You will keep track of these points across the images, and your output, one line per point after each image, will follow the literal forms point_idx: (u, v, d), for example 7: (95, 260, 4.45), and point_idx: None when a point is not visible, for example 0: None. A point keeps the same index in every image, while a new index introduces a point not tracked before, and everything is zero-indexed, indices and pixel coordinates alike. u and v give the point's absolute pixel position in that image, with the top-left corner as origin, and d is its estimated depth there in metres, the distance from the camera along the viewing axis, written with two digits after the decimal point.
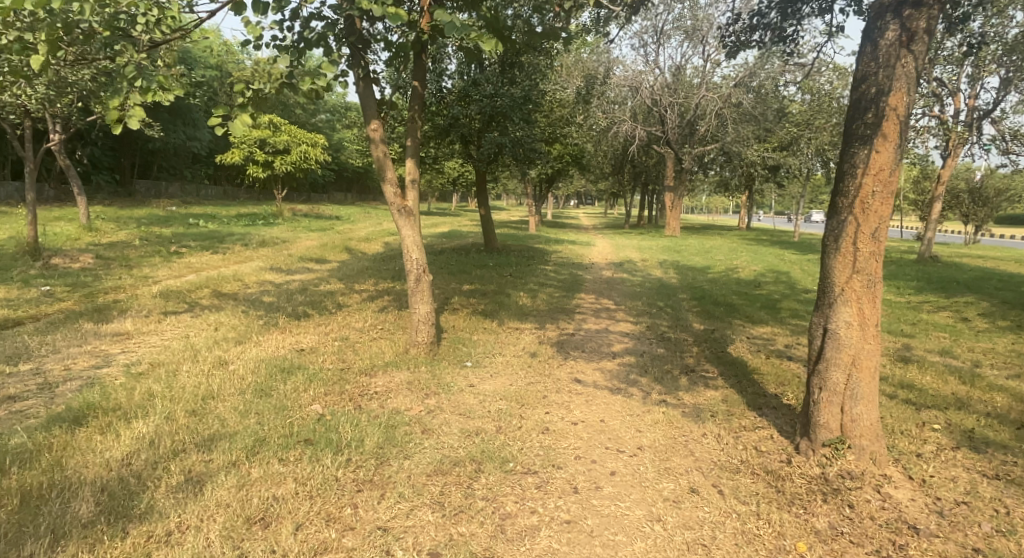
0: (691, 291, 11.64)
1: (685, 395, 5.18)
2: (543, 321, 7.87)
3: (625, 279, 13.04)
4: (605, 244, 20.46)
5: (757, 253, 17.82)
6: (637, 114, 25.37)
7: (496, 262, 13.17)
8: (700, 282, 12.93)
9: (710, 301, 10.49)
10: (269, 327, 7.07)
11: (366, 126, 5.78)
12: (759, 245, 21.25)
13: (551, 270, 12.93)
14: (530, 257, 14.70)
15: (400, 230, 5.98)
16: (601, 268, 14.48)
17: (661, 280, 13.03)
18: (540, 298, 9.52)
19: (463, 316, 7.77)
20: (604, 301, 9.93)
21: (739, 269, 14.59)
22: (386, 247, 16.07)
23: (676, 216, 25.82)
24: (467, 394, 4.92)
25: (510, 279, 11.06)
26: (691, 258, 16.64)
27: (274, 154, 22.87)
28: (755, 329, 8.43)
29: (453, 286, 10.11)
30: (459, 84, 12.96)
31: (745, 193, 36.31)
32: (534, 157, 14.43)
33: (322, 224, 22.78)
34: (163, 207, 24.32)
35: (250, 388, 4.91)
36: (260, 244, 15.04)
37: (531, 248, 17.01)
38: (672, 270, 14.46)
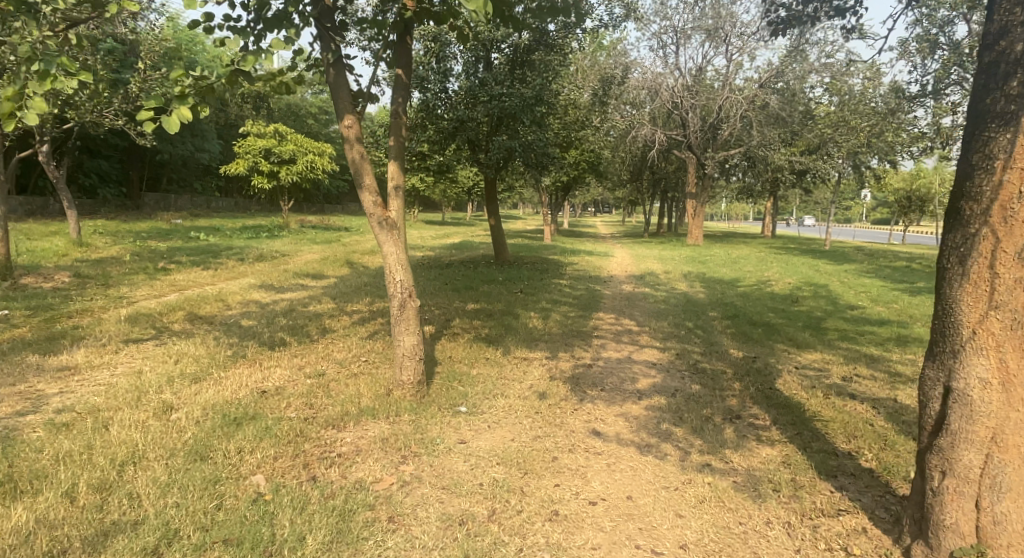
0: (721, 308, 10.51)
1: (734, 455, 4.07)
2: (555, 348, 6.82)
3: (646, 294, 11.95)
4: (623, 254, 19.37)
5: (789, 264, 16.55)
6: (656, 118, 24.27)
7: (507, 276, 12.14)
8: (730, 297, 11.77)
9: (745, 320, 9.35)
10: (236, 360, 6.07)
11: (339, 123, 4.82)
12: (789, 255, 19.93)
13: (565, 285, 11.89)
14: (543, 270, 13.66)
15: (382, 247, 4.98)
16: (620, 281, 13.40)
17: (687, 295, 11.91)
18: (552, 318, 8.48)
19: (463, 344, 6.73)
20: (625, 321, 8.86)
21: (771, 281, 13.41)
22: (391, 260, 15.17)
23: (699, 224, 24.57)
24: (455, 457, 3.87)
25: (521, 296, 10.05)
26: (718, 270, 15.48)
27: (280, 164, 22.28)
28: (802, 356, 7.27)
29: (456, 305, 9.09)
30: (465, 84, 12.03)
31: (770, 199, 34.87)
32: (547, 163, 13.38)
33: (329, 235, 22.06)
34: (169, 220, 23.83)
35: (183, 450, 3.89)
36: (257, 258, 14.23)
37: (545, 260, 15.96)
38: (699, 283, 13.30)
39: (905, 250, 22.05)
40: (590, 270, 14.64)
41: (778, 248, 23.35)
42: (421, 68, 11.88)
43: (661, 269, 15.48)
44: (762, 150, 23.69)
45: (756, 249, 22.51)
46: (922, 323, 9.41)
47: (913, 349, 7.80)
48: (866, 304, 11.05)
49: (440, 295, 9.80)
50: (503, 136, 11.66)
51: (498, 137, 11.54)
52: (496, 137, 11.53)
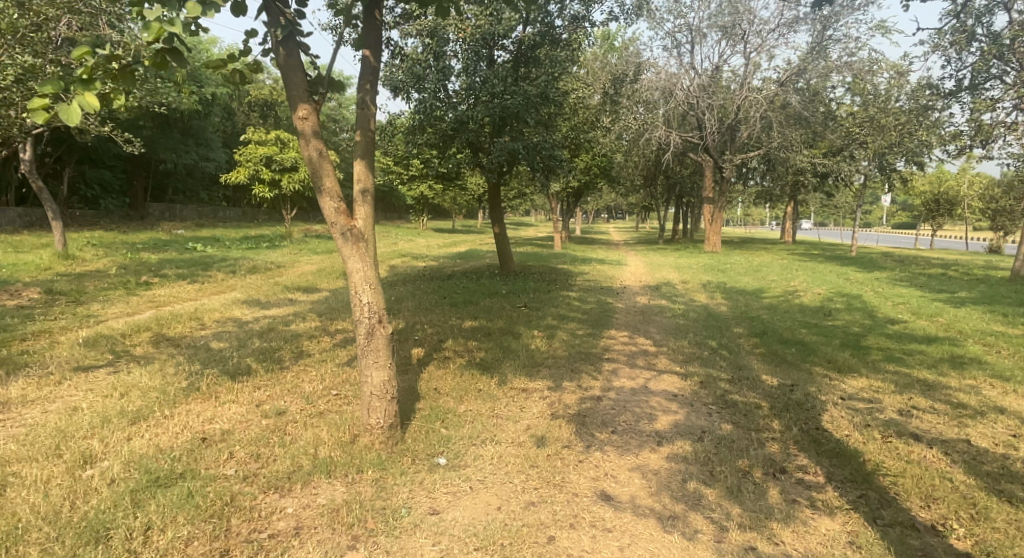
0: (746, 323, 9.54)
1: (783, 533, 3.15)
2: (560, 376, 5.93)
3: (663, 307, 11.01)
4: (637, 262, 18.42)
5: (816, 272, 15.48)
6: (670, 121, 23.35)
7: (511, 289, 11.29)
8: (755, 310, 10.79)
9: (774, 337, 8.38)
10: (188, 393, 5.24)
11: (292, 113, 4.01)
12: (814, 262, 18.84)
13: (574, 298, 10.99)
14: (550, 282, 12.77)
15: (345, 263, 4.14)
16: (633, 292, 12.47)
17: (707, 308, 10.95)
18: (558, 337, 7.59)
19: (453, 371, 5.85)
20: (641, 340, 7.95)
21: (797, 292, 12.40)
22: (391, 271, 14.40)
23: (716, 230, 23.51)
24: (420, 540, 3.00)
25: (525, 311, 9.18)
26: (739, 279, 14.48)
27: (282, 172, 21.76)
28: (846, 383, 6.29)
29: (452, 323, 8.22)
30: (465, 83, 11.23)
31: (790, 204, 33.68)
32: (555, 166, 12.50)
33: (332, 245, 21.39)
34: (171, 231, 23.38)
35: (76, 527, 3.05)
36: (250, 270, 13.54)
37: (554, 270, 15.08)
38: (720, 295, 12.31)
39: (937, 256, 20.81)
40: (602, 281, 13.73)
41: (800, 255, 22.23)
42: (419, 67, 11.10)
43: (678, 279, 14.50)
44: (782, 152, 22.65)
45: (777, 256, 21.43)
46: (976, 339, 8.35)
47: (973, 372, 6.78)
48: (907, 317, 10.00)
49: (436, 311, 8.95)
50: (506, 138, 10.84)
51: (500, 140, 10.72)
52: (498, 140, 10.71)
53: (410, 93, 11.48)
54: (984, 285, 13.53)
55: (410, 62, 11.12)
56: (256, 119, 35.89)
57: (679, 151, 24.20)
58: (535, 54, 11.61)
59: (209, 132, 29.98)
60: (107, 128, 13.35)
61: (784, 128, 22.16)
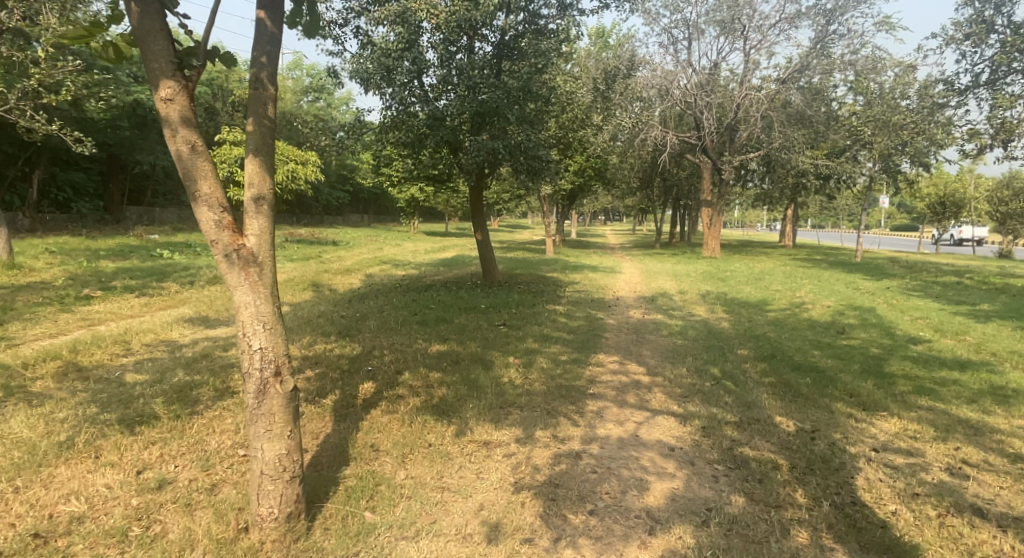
0: (751, 343, 8.53)
1: None
2: (532, 420, 4.88)
3: (658, 321, 9.97)
4: (632, 270, 17.42)
5: (822, 281, 14.48)
6: (667, 120, 22.36)
7: (491, 303, 10.26)
8: (760, 325, 9.79)
9: (784, 362, 7.36)
10: (60, 452, 4.14)
11: (154, 93, 2.97)
12: (818, 269, 17.86)
13: (561, 313, 9.96)
14: (535, 293, 11.75)
15: (232, 296, 3.10)
16: (627, 304, 11.47)
17: (708, 324, 9.93)
18: (536, 365, 6.54)
19: (401, 416, 4.80)
20: (633, 367, 6.91)
21: (804, 304, 11.40)
22: (365, 281, 13.37)
23: (715, 234, 22.52)
24: None
25: (502, 331, 8.16)
26: (740, 288, 13.50)
27: (258, 174, 20.79)
28: (876, 426, 5.27)
29: (414, 346, 7.18)
30: (441, 77, 10.19)
31: (791, 206, 32.74)
32: (541, 167, 11.48)
33: (311, 251, 20.34)
34: (143, 236, 22.31)
35: None
36: (210, 281, 12.49)
37: (542, 279, 14.06)
38: (720, 308, 11.29)
39: (946, 262, 19.88)
40: (592, 291, 12.71)
41: (802, 260, 21.28)
42: (389, 58, 9.98)
43: (675, 288, 13.51)
44: (784, 153, 21.68)
45: (778, 261, 20.49)
46: (1014, 364, 7.35)
47: (1023, 408, 5.77)
48: (929, 335, 9.00)
49: (401, 330, 7.92)
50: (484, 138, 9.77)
51: (477, 141, 9.64)
52: (475, 141, 9.63)
53: (380, 87, 10.39)
54: (1005, 296, 12.53)
55: (379, 53, 10.01)
56: (241, 119, 34.82)
57: (676, 151, 23.24)
58: (518, 45, 10.60)
59: None
60: (54, 126, 12.27)
61: (785, 127, 21.20)
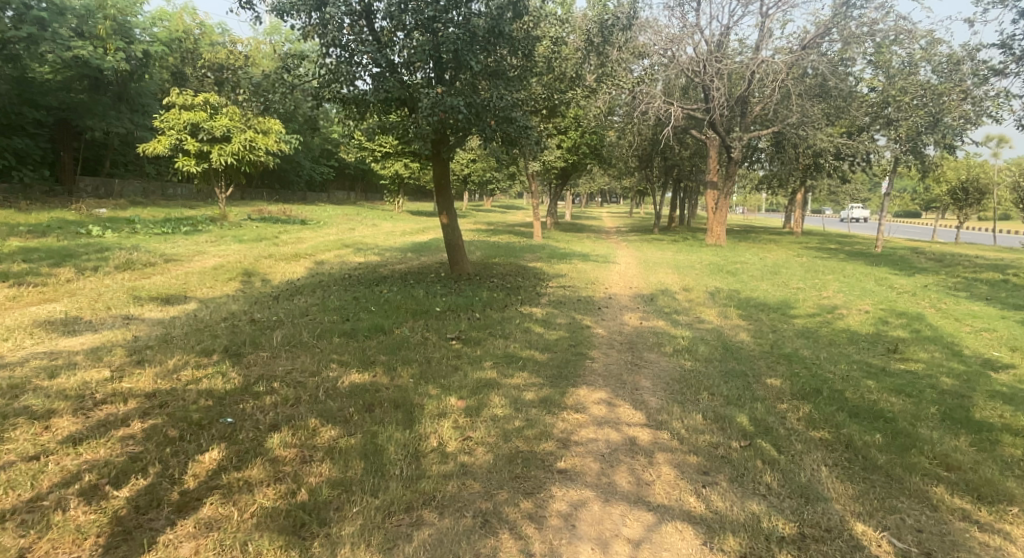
0: (783, 369, 6.48)
1: None
2: (451, 546, 2.85)
3: (660, 331, 7.92)
4: (628, 259, 15.42)
5: (848, 277, 12.51)
6: (671, 91, 20.05)
7: (451, 303, 8.19)
8: (789, 339, 7.75)
9: (835, 403, 5.33)
10: None
11: None
12: (836, 261, 15.93)
13: (538, 319, 7.91)
14: (509, 290, 9.68)
15: None
16: (620, 306, 9.40)
17: (723, 335, 7.89)
18: (487, 414, 4.49)
19: (221, 543, 2.75)
20: (626, 412, 4.87)
21: (837, 310, 9.37)
22: (312, 270, 11.30)
23: (719, 219, 20.43)
24: None
25: (452, 350, 6.08)
26: (755, 286, 11.45)
27: (210, 143, 18.68)
28: (1016, 542, 3.26)
29: (320, 374, 5.10)
30: (388, 13, 7.87)
31: (799, 191, 30.69)
32: (518, 136, 9.21)
33: (269, 231, 18.18)
34: (87, 211, 20.10)
35: None
36: (121, 267, 10.42)
37: (523, 272, 12.00)
38: (734, 312, 9.30)
39: (975, 254, 17.93)
40: (580, 288, 10.65)
41: (815, 250, 19.28)
42: None
43: (678, 285, 11.46)
44: (800, 130, 19.47)
45: (790, 251, 18.47)
46: None
47: None
48: (1006, 357, 7.01)
49: (314, 347, 5.83)
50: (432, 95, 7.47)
51: (422, 98, 7.32)
52: (418, 98, 7.31)
53: (313, 26, 8.14)
54: None
55: None
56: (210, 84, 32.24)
57: (680, 127, 21.01)
58: None
59: (147, 97, 26.52)
60: None
61: (803, 100, 18.96)
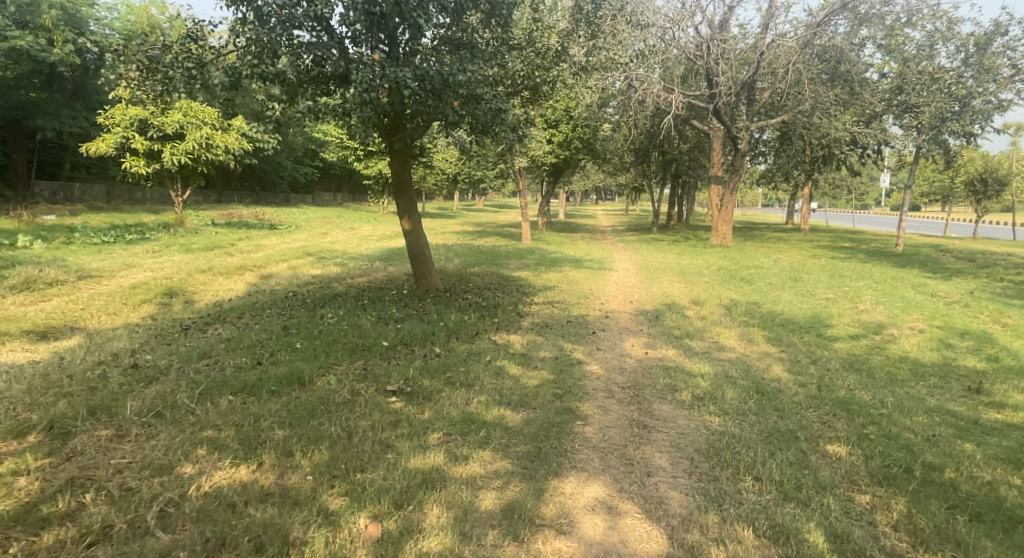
0: (843, 426, 4.77)
1: None
2: None
3: (671, 366, 6.19)
4: (627, 264, 13.76)
5: (881, 283, 10.84)
6: (672, 77, 18.34)
7: (405, 333, 6.44)
8: (837, 376, 6.04)
9: (943, 495, 3.62)
10: None
11: None
12: (857, 263, 14.30)
13: (516, 353, 6.16)
14: (485, 311, 7.95)
15: None
16: (619, 330, 7.67)
17: (753, 371, 6.16)
18: (413, 553, 2.76)
19: None
20: (635, 530, 3.15)
21: (883, 330, 7.66)
22: (254, 285, 9.55)
23: (724, 217, 18.74)
24: None
25: (387, 414, 4.33)
26: (777, 298, 9.73)
27: (162, 141, 17.02)
28: None
29: (168, 475, 3.34)
30: None
31: (804, 185, 29.11)
32: (493, 122, 7.43)
33: (228, 238, 16.43)
34: (30, 217, 18.29)
35: None
36: (19, 286, 8.67)
37: (505, 284, 10.28)
38: (757, 334, 7.62)
39: (1006, 252, 16.30)
40: (571, 304, 8.93)
41: (829, 250, 17.64)
42: None
43: (687, 297, 9.74)
44: (812, 117, 17.82)
45: (803, 251, 16.82)
46: None
47: None
48: None
49: (184, 417, 4.06)
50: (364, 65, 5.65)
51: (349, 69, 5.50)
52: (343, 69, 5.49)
53: None
54: None
55: None
56: None
57: (681, 117, 19.34)
58: None
59: (105, 94, 24.69)
60: None
61: (815, 86, 17.28)
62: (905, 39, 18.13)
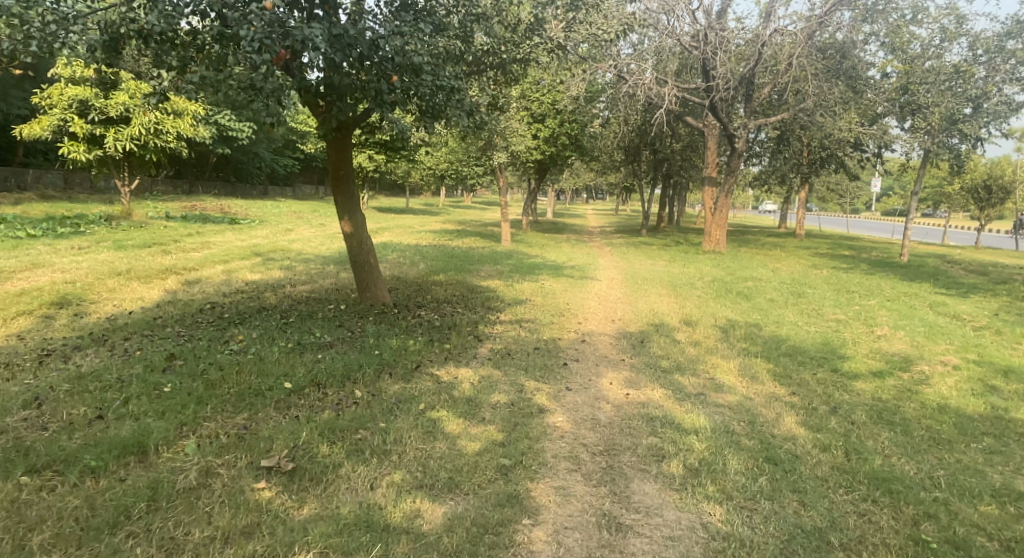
0: (890, 525, 3.48)
1: None
2: None
3: (657, 417, 4.87)
4: (612, 272, 12.47)
5: (895, 302, 9.61)
6: (666, 65, 17.18)
7: (322, 366, 5.08)
8: (867, 433, 4.76)
9: None
10: None
11: None
12: (862, 276, 13.10)
13: (459, 398, 4.81)
14: (434, 333, 6.60)
15: None
16: (596, 361, 6.35)
17: (760, 425, 4.86)
18: None
19: None
20: None
21: (911, 366, 6.38)
22: (173, 294, 8.13)
23: (719, 221, 17.47)
24: None
25: (243, 513, 2.97)
26: (781, 319, 8.46)
27: (105, 125, 15.50)
28: None
29: None
30: None
31: (800, 189, 28.01)
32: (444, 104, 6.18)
33: (176, 234, 14.92)
34: None
35: None
36: None
37: (470, 296, 8.93)
38: (761, 369, 6.33)
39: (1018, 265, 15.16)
40: (541, 324, 7.59)
41: (828, 259, 16.48)
42: None
43: (677, 316, 8.44)
44: (815, 116, 16.61)
45: (802, 260, 15.61)
46: None
47: None
48: None
49: None
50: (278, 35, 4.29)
51: (255, 39, 4.14)
52: (246, 39, 4.12)
53: None
54: None
55: None
56: None
57: (674, 113, 18.11)
58: None
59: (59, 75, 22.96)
60: None
61: (821, 82, 16.03)
62: (911, 36, 17.04)
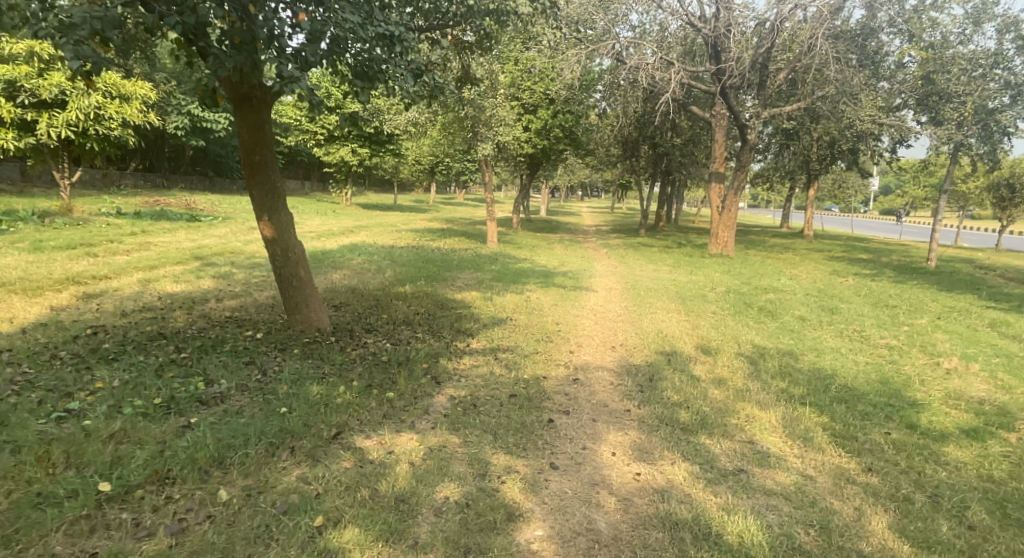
0: None
1: None
2: None
3: (684, 522, 3.23)
4: (610, 280, 10.86)
5: (950, 320, 8.01)
6: (671, 45, 15.58)
7: (186, 442, 3.41)
8: (1002, 550, 3.14)
9: None
10: None
11: None
12: (893, 285, 11.52)
13: (383, 497, 3.15)
14: (376, 374, 4.93)
15: None
16: (593, 413, 4.69)
17: (838, 535, 3.23)
18: None
19: None
20: None
21: (1014, 421, 4.77)
22: (58, 312, 6.44)
23: (727, 220, 15.85)
24: None
25: None
26: (819, 345, 6.83)
27: (38, 109, 13.74)
28: None
29: None
30: None
31: (807, 186, 26.50)
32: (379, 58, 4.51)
33: (117, 234, 13.18)
34: None
35: None
36: None
37: (436, 314, 7.26)
38: (813, 424, 4.70)
39: None
40: (522, 355, 5.93)
41: (846, 263, 14.90)
42: None
43: (691, 343, 6.81)
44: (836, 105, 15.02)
45: (820, 266, 14.03)
46: None
47: None
48: None
49: None
50: None
51: None
52: None
53: None
54: None
55: None
56: None
57: (677, 101, 16.49)
58: None
59: None
60: None
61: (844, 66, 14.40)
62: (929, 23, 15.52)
